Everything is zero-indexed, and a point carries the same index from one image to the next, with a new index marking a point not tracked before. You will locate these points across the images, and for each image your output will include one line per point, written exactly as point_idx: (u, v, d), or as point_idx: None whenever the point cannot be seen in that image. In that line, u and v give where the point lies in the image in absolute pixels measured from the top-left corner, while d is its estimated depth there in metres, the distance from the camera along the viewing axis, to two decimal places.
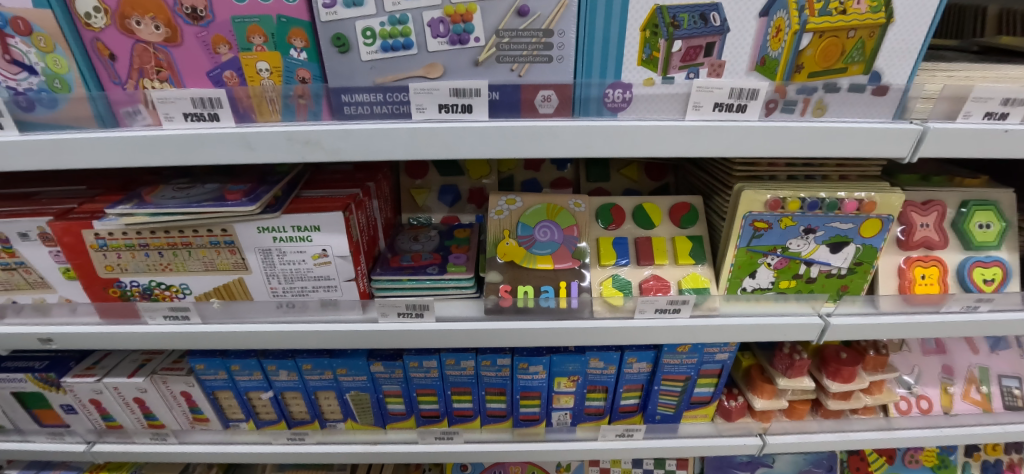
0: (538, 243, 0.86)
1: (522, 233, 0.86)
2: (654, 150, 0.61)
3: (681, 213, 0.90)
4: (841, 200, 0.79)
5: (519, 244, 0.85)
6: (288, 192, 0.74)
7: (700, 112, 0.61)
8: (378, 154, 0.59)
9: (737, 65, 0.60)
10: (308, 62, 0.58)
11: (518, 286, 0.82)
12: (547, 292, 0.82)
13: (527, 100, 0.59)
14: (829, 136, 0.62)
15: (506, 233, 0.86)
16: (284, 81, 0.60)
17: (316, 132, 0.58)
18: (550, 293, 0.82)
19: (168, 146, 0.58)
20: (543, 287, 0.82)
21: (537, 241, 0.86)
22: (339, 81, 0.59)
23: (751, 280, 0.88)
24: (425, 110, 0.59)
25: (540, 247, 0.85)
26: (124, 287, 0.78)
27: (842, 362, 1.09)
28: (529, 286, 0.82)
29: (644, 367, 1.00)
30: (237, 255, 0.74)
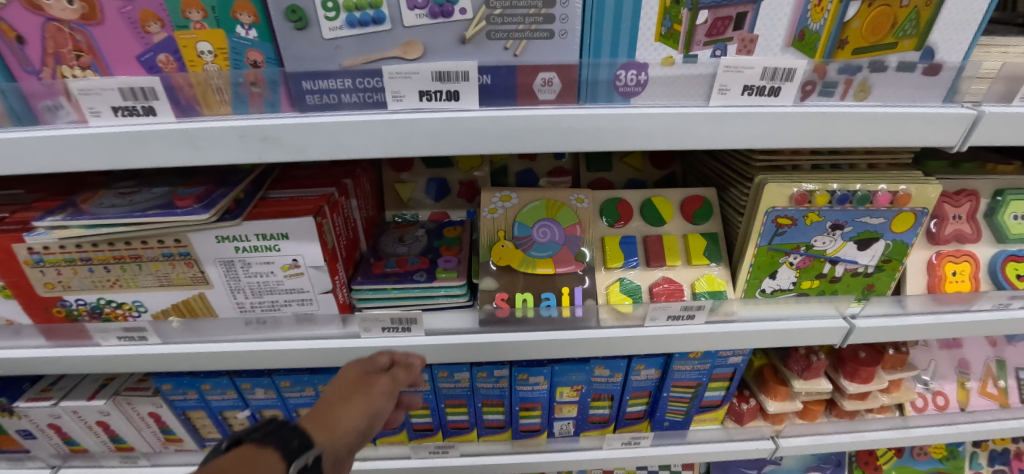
0: (537, 245, 0.77)
1: (519, 233, 0.77)
2: (675, 143, 0.53)
3: (694, 207, 0.81)
4: (873, 193, 0.72)
5: (515, 247, 0.77)
6: (252, 194, 0.65)
7: (726, 97, 0.52)
8: (348, 153, 0.50)
9: (771, 41, 0.51)
10: (259, 42, 0.48)
11: (515, 293, 0.74)
12: (548, 298, 0.74)
13: (525, 85, 0.49)
14: (873, 123, 0.54)
15: (501, 234, 0.77)
16: (231, 65, 0.49)
17: (273, 127, 0.48)
18: (551, 301, 0.74)
19: (98, 148, 0.49)
20: (544, 294, 0.74)
21: (536, 242, 0.77)
22: (298, 64, 0.48)
23: (771, 280, 0.80)
24: (403, 98, 0.49)
25: (540, 249, 0.77)
26: (69, 307, 0.69)
27: (860, 362, 1.02)
28: (528, 292, 0.74)
29: (652, 374, 0.93)
30: (195, 268, 0.64)
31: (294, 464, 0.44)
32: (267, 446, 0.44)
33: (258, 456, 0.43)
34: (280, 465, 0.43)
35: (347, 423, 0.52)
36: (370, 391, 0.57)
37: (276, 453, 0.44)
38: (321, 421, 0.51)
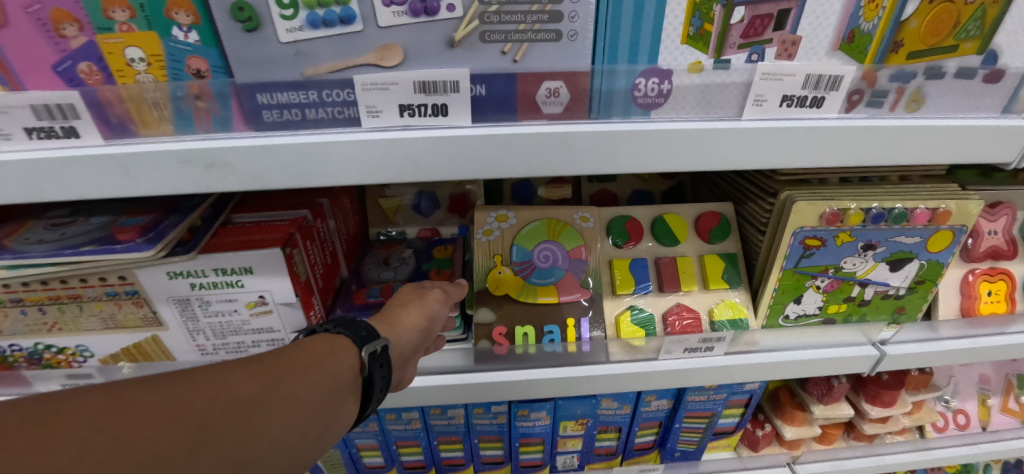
0: (538, 271, 0.69)
1: (518, 258, 0.69)
2: (701, 162, 0.45)
3: (711, 224, 0.73)
4: (909, 211, 0.65)
5: (513, 274, 0.69)
6: (211, 220, 0.56)
7: (761, 109, 0.44)
8: (316, 179, 0.42)
9: (817, 43, 0.43)
10: (202, 47, 0.39)
11: (515, 327, 0.67)
12: (552, 332, 0.67)
13: (527, 96, 0.41)
14: (924, 137, 0.48)
15: (499, 259, 0.69)
16: (169, 76, 0.40)
17: (223, 150, 0.40)
18: (555, 336, 0.67)
19: (8, 178, 0.40)
20: (545, 327, 0.67)
21: (537, 268, 0.69)
22: (248, 73, 0.39)
23: (795, 305, 0.72)
24: (381, 114, 0.41)
25: (541, 276, 0.69)
26: (2, 353, 0.60)
27: (882, 385, 0.95)
28: (530, 326, 0.67)
29: (663, 404, 0.85)
30: (145, 308, 0.56)
31: (363, 349, 0.48)
32: (340, 334, 0.49)
33: (336, 342, 0.48)
34: (350, 350, 0.48)
35: (407, 323, 0.55)
36: (425, 299, 0.59)
37: (349, 339, 0.49)
38: (384, 321, 0.55)
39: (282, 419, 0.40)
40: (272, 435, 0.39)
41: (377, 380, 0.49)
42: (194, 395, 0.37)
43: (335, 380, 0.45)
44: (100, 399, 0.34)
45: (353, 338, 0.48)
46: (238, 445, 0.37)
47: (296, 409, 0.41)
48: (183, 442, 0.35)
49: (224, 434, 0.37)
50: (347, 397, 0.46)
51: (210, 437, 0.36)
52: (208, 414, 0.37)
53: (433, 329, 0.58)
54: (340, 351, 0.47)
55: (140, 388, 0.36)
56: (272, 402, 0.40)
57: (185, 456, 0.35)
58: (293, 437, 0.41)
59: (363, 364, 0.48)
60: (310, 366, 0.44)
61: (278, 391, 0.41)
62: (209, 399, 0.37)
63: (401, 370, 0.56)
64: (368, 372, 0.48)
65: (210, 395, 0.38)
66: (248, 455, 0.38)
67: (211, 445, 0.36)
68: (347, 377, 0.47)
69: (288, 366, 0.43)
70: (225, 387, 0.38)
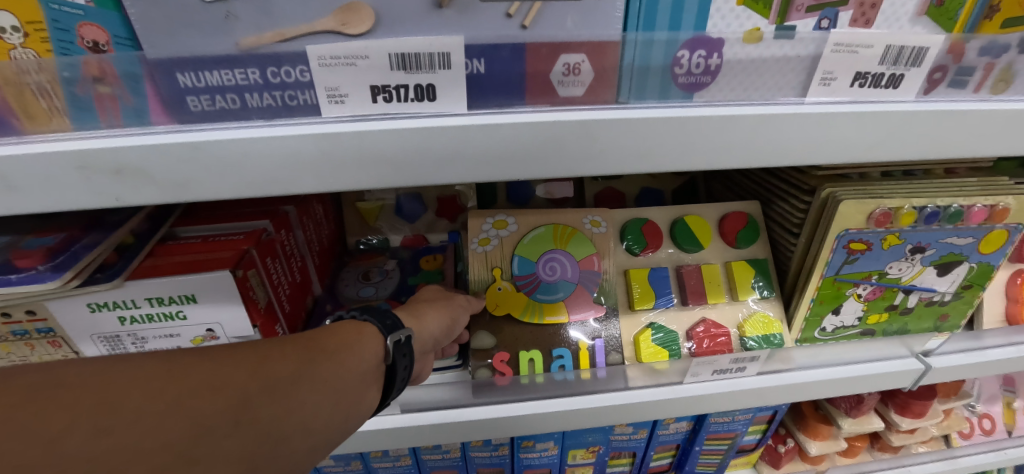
0: (544, 286, 0.60)
1: (520, 271, 0.60)
2: (755, 156, 0.36)
3: (737, 226, 0.64)
4: (966, 208, 0.57)
5: (516, 289, 0.60)
6: (148, 236, 0.46)
7: (829, 89, 0.36)
8: (263, 187, 0.32)
9: (900, 6, 0.35)
10: (99, 10, 0.29)
11: (520, 353, 0.58)
12: (562, 356, 0.58)
13: (538, 75, 0.32)
14: (1013, 123, 0.40)
15: (498, 273, 0.60)
16: (56, 52, 0.29)
17: (134, 151, 0.30)
18: (566, 362, 0.58)
19: None
20: (555, 351, 0.58)
21: (543, 282, 0.60)
22: (163, 45, 0.29)
23: (833, 317, 0.64)
24: (345, 99, 0.31)
25: (547, 291, 0.60)
26: None
27: (913, 395, 0.88)
28: (536, 351, 0.58)
29: (682, 426, 0.77)
30: (65, 348, 0.45)
31: (389, 336, 0.42)
32: (364, 323, 0.42)
33: (362, 325, 0.42)
34: (378, 335, 0.41)
35: (433, 318, 0.49)
36: (450, 300, 0.54)
37: (374, 326, 0.42)
38: (410, 314, 0.49)
39: (319, 399, 0.35)
40: (307, 417, 0.34)
41: (403, 370, 0.43)
42: (226, 368, 0.32)
43: (369, 363, 0.40)
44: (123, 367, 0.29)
45: (379, 325, 0.42)
46: (273, 426, 0.32)
47: (330, 390, 0.36)
48: (215, 420, 0.30)
49: (253, 416, 0.31)
50: (375, 384, 0.40)
51: (242, 417, 0.31)
52: (236, 389, 0.31)
53: (457, 326, 0.53)
54: (370, 332, 0.42)
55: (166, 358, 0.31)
56: (309, 380, 0.35)
57: (217, 436, 0.30)
58: (329, 420, 0.36)
59: (388, 352, 0.42)
60: (343, 345, 0.39)
61: (313, 368, 0.36)
62: (242, 372, 0.32)
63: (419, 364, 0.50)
64: (394, 360, 0.42)
65: (241, 370, 0.32)
66: (282, 440, 0.33)
67: (243, 426, 0.31)
68: (377, 362, 0.41)
69: (317, 345, 0.37)
70: (257, 362, 0.33)
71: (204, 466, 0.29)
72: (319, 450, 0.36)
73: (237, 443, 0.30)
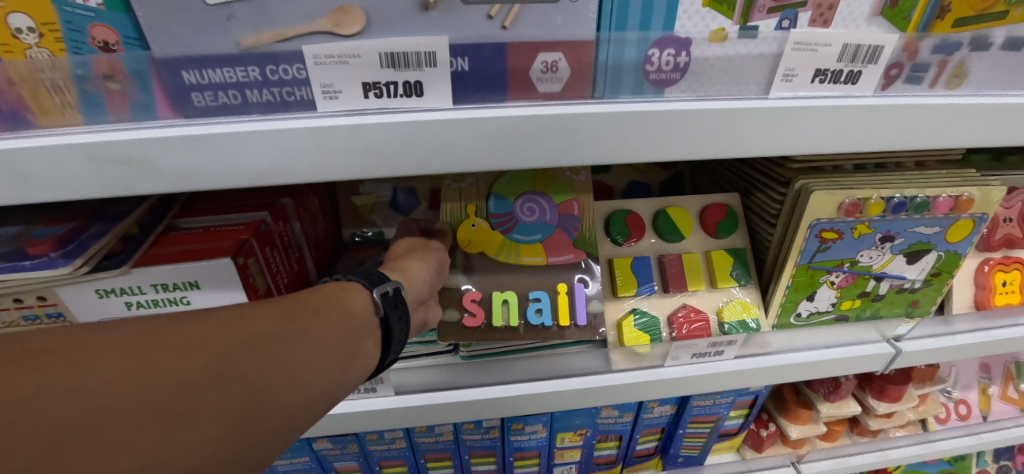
0: (521, 227, 0.61)
1: (497, 211, 0.61)
2: (723, 148, 0.39)
3: (717, 217, 0.67)
4: (932, 199, 0.59)
5: (490, 228, 0.61)
6: (151, 227, 0.48)
7: (791, 85, 0.38)
8: (266, 176, 0.34)
9: (855, 8, 0.37)
10: (109, 12, 0.31)
11: (493, 293, 0.59)
12: (540, 299, 0.59)
13: (520, 72, 0.35)
14: (965, 116, 0.43)
15: (471, 210, 0.61)
16: (69, 51, 0.32)
17: (143, 144, 0.32)
18: (542, 304, 0.59)
19: None
20: (531, 293, 0.60)
21: (519, 223, 0.61)
22: (171, 44, 0.31)
23: (808, 303, 0.67)
24: (339, 95, 0.33)
25: (523, 232, 0.61)
26: None
27: (890, 380, 0.91)
28: (511, 293, 0.59)
29: (666, 410, 0.80)
30: None
31: (374, 289, 0.43)
32: (349, 280, 0.44)
33: (345, 285, 0.43)
34: (362, 290, 0.43)
35: (418, 267, 0.51)
36: (427, 246, 0.56)
37: (360, 282, 0.44)
38: (395, 268, 0.50)
39: (307, 354, 0.35)
40: (297, 372, 0.34)
41: (399, 322, 0.44)
42: (206, 328, 0.32)
43: (356, 320, 0.41)
44: (110, 330, 0.30)
45: (364, 280, 0.44)
46: (260, 382, 0.32)
47: (319, 345, 0.36)
48: (199, 375, 0.30)
49: (238, 372, 0.31)
50: (364, 341, 0.41)
51: (230, 370, 0.31)
52: (219, 347, 0.31)
53: (443, 270, 0.55)
54: (355, 291, 0.43)
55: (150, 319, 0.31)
56: (295, 336, 0.35)
57: (206, 389, 0.30)
58: (321, 375, 0.36)
59: (376, 305, 0.43)
60: (327, 304, 0.39)
61: (298, 326, 0.36)
62: (223, 332, 0.32)
63: (421, 311, 0.52)
64: (384, 312, 0.43)
65: (221, 329, 0.33)
66: (274, 394, 0.33)
67: (231, 378, 0.31)
68: (366, 318, 0.42)
69: (300, 304, 0.38)
70: (238, 321, 0.33)
71: (192, 420, 0.29)
72: (313, 407, 0.36)
73: (227, 395, 0.30)
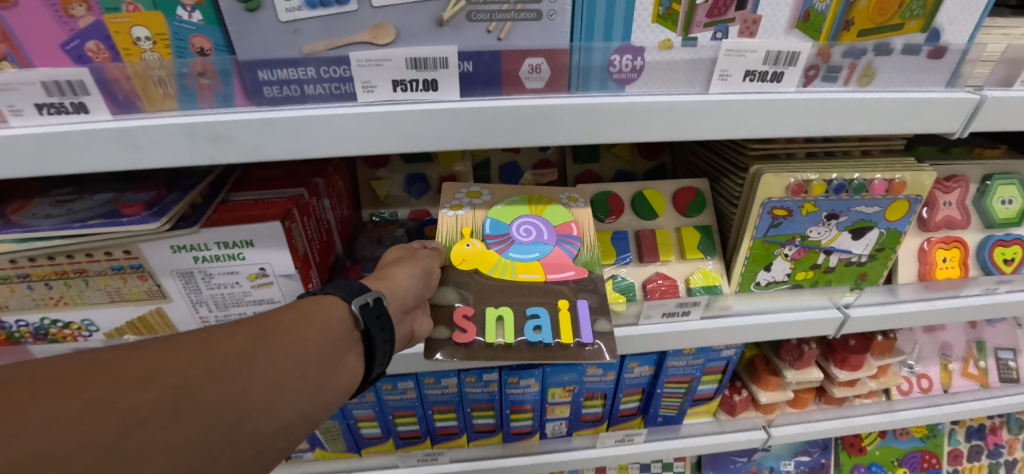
0: (516, 245, 0.67)
1: (492, 231, 0.68)
2: (673, 133, 0.49)
3: (687, 199, 0.77)
4: (869, 182, 0.70)
5: (485, 246, 0.67)
6: (210, 198, 0.58)
7: (727, 83, 0.48)
8: (316, 151, 0.45)
9: (775, 22, 0.47)
10: (206, 26, 0.42)
11: (489, 310, 0.61)
12: (537, 315, 0.61)
13: (511, 72, 0.45)
14: (876, 108, 0.52)
15: (467, 232, 0.68)
16: (174, 55, 0.43)
17: (226, 124, 0.43)
18: (540, 319, 0.61)
19: (23, 152, 0.43)
20: (530, 310, 0.62)
21: (515, 242, 0.68)
22: (250, 49, 0.42)
23: (765, 273, 0.78)
24: (375, 89, 0.44)
25: (519, 250, 0.67)
26: (9, 328, 0.62)
27: (851, 350, 1.01)
28: (507, 309, 0.62)
29: (645, 370, 0.91)
30: (150, 281, 0.58)
31: (354, 301, 0.49)
32: (331, 291, 0.50)
33: (323, 299, 0.49)
34: (338, 305, 0.48)
35: (403, 275, 0.56)
36: (415, 256, 0.61)
37: (339, 294, 0.49)
38: (380, 277, 0.56)
39: (270, 378, 0.41)
40: (260, 396, 0.40)
41: (383, 333, 0.50)
42: (175, 360, 0.37)
43: (326, 339, 0.46)
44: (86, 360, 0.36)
45: (342, 293, 0.49)
46: (221, 411, 0.38)
47: (282, 371, 0.42)
48: (163, 408, 0.35)
49: (198, 404, 0.37)
50: (332, 362, 0.46)
51: (192, 400, 0.36)
52: (183, 379, 0.37)
53: (430, 277, 0.60)
54: (328, 307, 0.48)
55: (124, 351, 0.37)
56: (258, 360, 0.41)
57: (165, 422, 0.35)
58: (286, 397, 0.42)
59: (355, 317, 0.49)
60: (295, 325, 0.45)
61: (263, 352, 0.41)
62: (188, 364, 0.38)
63: (407, 321, 0.57)
64: (364, 323, 0.49)
65: (189, 361, 0.38)
66: (233, 422, 0.38)
67: (194, 407, 0.36)
68: (339, 333, 0.47)
69: (272, 326, 0.44)
70: (205, 351, 0.39)
71: (150, 451, 0.34)
72: (286, 427, 0.42)
73: (190, 424, 0.36)
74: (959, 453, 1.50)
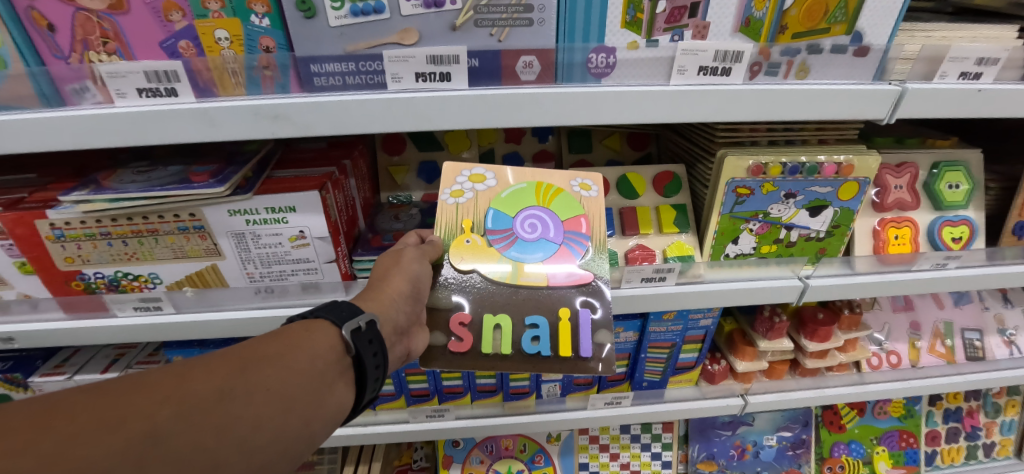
0: (515, 244, 0.70)
1: (494, 225, 0.70)
2: (640, 117, 0.60)
3: (664, 181, 0.89)
4: (820, 164, 0.81)
5: (484, 244, 0.70)
6: (259, 173, 0.70)
7: (684, 77, 0.59)
8: (353, 128, 0.56)
9: (721, 27, 0.59)
10: (272, 29, 0.55)
11: (492, 320, 0.66)
12: (536, 326, 0.67)
13: (509, 67, 0.56)
14: (813, 97, 0.62)
15: (467, 226, 0.70)
16: (245, 50, 0.56)
17: (284, 106, 0.54)
18: (540, 330, 0.66)
19: (124, 126, 0.54)
20: (532, 321, 0.67)
21: (515, 241, 0.70)
22: (306, 48, 0.55)
23: (734, 246, 0.89)
24: (401, 79, 0.55)
25: (518, 250, 0.69)
26: (88, 279, 0.74)
27: (819, 322, 1.12)
28: (506, 319, 0.66)
29: (631, 336, 1.03)
30: (209, 240, 0.70)
31: (345, 327, 0.56)
32: (325, 315, 0.57)
33: (315, 325, 0.56)
34: (325, 334, 0.56)
35: (393, 293, 0.63)
36: (401, 261, 0.66)
37: (331, 320, 0.57)
38: (372, 298, 0.63)
39: (250, 413, 0.47)
40: (239, 429, 0.46)
41: (371, 356, 0.58)
42: (156, 400, 0.43)
43: (310, 368, 0.52)
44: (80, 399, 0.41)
45: (333, 318, 0.57)
46: (195, 446, 0.43)
47: (261, 403, 0.48)
48: (138, 447, 0.40)
49: (173, 441, 0.42)
50: (312, 391, 0.52)
51: (168, 439, 0.41)
52: (162, 418, 0.42)
53: (421, 291, 0.67)
54: (318, 337, 0.55)
55: (115, 391, 0.43)
56: (238, 395, 0.47)
57: (140, 458, 0.40)
58: (267, 428, 0.48)
59: (347, 343, 0.56)
60: (283, 355, 0.51)
61: (243, 387, 0.47)
62: (168, 405, 0.43)
63: (403, 341, 0.65)
64: (354, 349, 0.57)
65: (168, 400, 0.43)
66: (208, 454, 0.43)
67: (173, 442, 0.42)
68: (324, 363, 0.54)
69: (259, 357, 0.50)
70: (188, 389, 0.44)
71: None
72: (260, 457, 0.47)
73: (166, 459, 0.41)
74: (937, 435, 1.46)
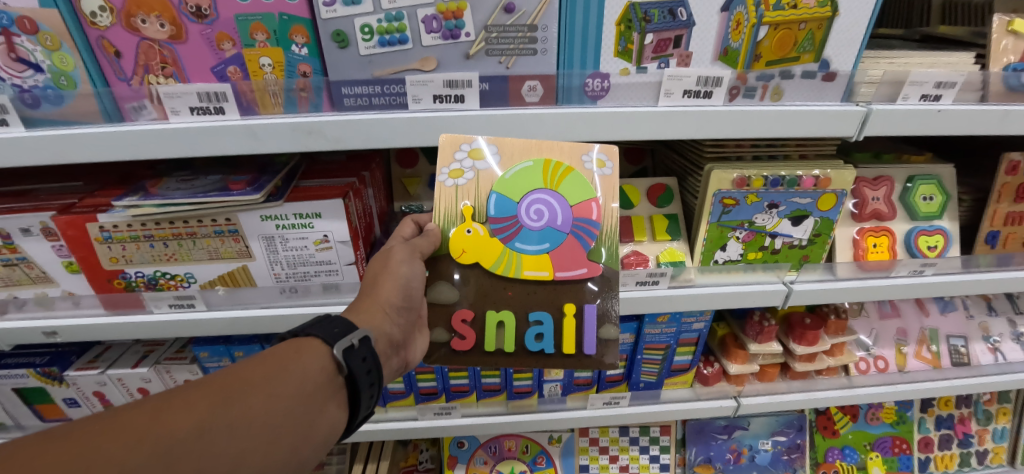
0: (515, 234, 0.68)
1: (495, 213, 0.68)
2: (632, 134, 0.68)
3: (657, 193, 0.97)
4: (799, 177, 0.88)
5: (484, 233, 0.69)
6: (287, 182, 0.78)
7: (671, 98, 0.68)
8: (378, 142, 0.64)
9: (703, 55, 0.66)
10: (309, 57, 0.62)
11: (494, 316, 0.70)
12: (540, 323, 0.70)
13: (515, 90, 0.65)
14: (787, 117, 0.70)
15: (467, 214, 0.68)
16: (284, 74, 0.63)
17: (318, 122, 0.62)
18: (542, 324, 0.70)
19: (177, 139, 0.62)
20: (535, 316, 0.70)
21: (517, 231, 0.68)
22: (339, 74, 0.63)
23: (722, 252, 0.95)
24: (421, 101, 0.64)
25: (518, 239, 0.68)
26: (128, 278, 0.81)
27: (807, 326, 1.18)
28: (508, 315, 0.70)
29: (627, 338, 1.09)
30: (241, 243, 0.77)
31: (335, 346, 0.61)
32: (317, 333, 0.62)
33: (304, 346, 0.61)
34: (312, 358, 0.60)
35: (383, 302, 0.68)
36: (390, 266, 0.69)
37: (322, 338, 0.62)
38: (362, 309, 0.68)
39: (232, 444, 0.51)
40: (221, 461, 0.50)
41: (363, 371, 0.63)
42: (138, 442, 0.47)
43: (295, 393, 0.57)
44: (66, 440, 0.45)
45: (325, 338, 0.62)
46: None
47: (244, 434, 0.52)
48: None
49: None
50: (295, 416, 0.57)
51: None
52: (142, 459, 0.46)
53: (411, 299, 0.72)
54: (306, 360, 0.60)
55: (98, 431, 0.46)
56: (219, 429, 0.51)
57: None
58: (250, 457, 0.52)
59: (336, 363, 0.61)
60: (269, 382, 0.56)
61: (224, 420, 0.51)
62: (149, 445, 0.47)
63: (399, 352, 0.71)
64: (344, 368, 0.62)
65: (149, 441, 0.47)
66: None
67: None
68: (310, 386, 0.59)
69: (245, 386, 0.55)
70: (170, 427, 0.48)
71: None
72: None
73: None
74: (930, 442, 1.51)
